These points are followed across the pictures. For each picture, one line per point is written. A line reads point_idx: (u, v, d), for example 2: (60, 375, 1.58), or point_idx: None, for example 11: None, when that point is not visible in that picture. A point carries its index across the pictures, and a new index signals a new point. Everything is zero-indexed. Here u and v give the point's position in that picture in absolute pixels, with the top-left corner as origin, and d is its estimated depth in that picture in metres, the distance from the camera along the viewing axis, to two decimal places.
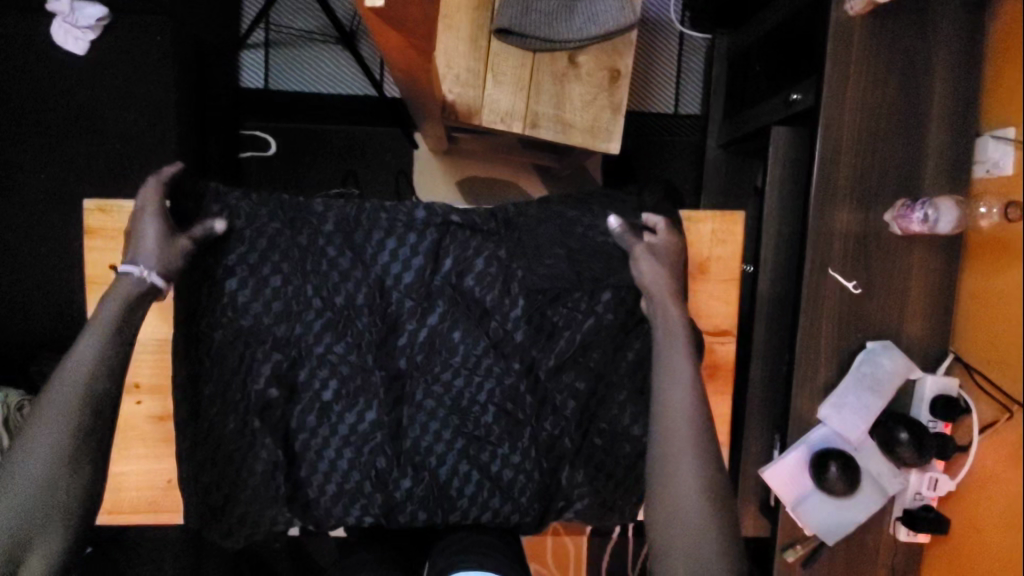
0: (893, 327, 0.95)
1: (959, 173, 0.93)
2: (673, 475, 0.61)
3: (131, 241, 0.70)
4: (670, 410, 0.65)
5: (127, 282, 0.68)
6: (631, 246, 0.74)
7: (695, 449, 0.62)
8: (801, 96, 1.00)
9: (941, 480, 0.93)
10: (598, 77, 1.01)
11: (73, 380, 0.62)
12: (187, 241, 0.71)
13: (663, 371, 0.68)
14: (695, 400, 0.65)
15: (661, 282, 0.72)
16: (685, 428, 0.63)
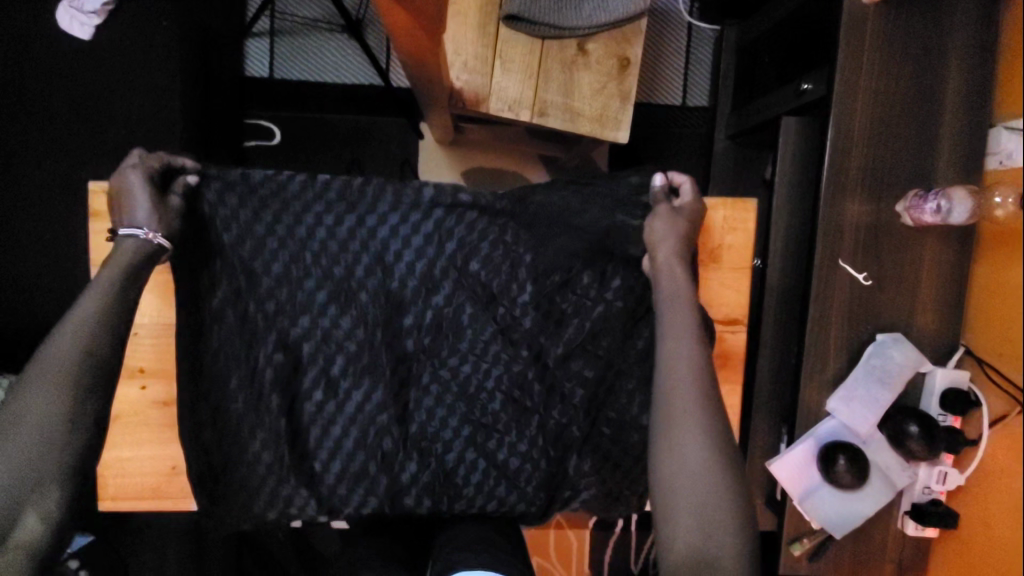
0: (904, 319, 0.95)
1: (972, 163, 0.92)
2: (675, 454, 0.58)
3: (120, 207, 0.66)
4: (672, 387, 0.61)
5: (129, 244, 0.64)
6: (655, 206, 0.73)
7: (699, 425, 0.59)
8: (812, 86, 0.99)
9: (950, 474, 0.92)
10: (608, 65, 1.00)
11: (74, 342, 0.56)
12: (176, 199, 0.69)
13: (666, 346, 0.64)
14: (698, 374, 0.61)
15: (673, 245, 0.70)
16: (687, 403, 0.60)
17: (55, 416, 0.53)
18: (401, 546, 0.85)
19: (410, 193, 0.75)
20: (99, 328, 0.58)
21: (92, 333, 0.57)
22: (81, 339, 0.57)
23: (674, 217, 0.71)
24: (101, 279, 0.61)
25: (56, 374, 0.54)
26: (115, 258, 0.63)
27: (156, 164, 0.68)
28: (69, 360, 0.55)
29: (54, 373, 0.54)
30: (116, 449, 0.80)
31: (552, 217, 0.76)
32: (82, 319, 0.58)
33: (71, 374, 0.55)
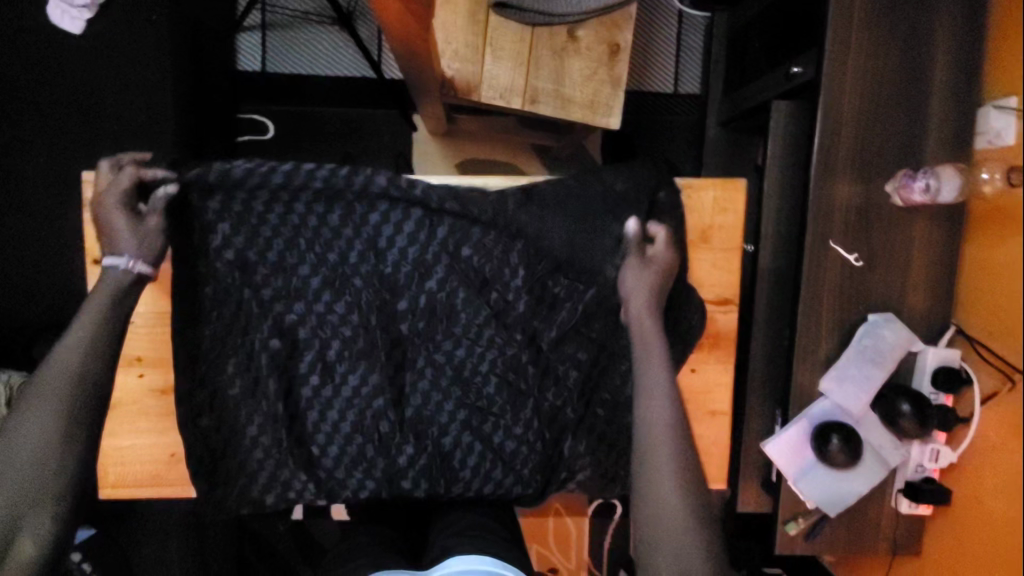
0: (894, 300, 0.96)
1: (961, 141, 0.92)
2: (656, 504, 0.59)
3: (103, 234, 0.68)
4: (651, 432, 0.62)
5: (113, 275, 0.67)
6: (626, 256, 0.73)
7: (678, 470, 0.60)
8: (801, 69, 0.99)
9: (942, 451, 0.93)
10: (598, 51, 1.01)
11: (70, 355, 0.61)
12: (155, 218, 0.69)
13: (642, 387, 0.64)
14: (674, 416, 0.62)
15: (643, 296, 0.70)
16: (666, 449, 0.61)
17: (50, 427, 0.58)
18: (403, 536, 0.87)
19: (404, 179, 0.74)
20: (90, 352, 0.62)
21: (84, 358, 0.62)
22: (74, 363, 0.61)
23: (645, 266, 0.72)
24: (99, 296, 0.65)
25: (54, 389, 0.59)
26: (101, 286, 0.66)
27: (127, 182, 0.68)
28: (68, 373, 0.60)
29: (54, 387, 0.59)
30: (115, 437, 0.81)
31: (545, 199, 0.76)
32: (75, 343, 0.62)
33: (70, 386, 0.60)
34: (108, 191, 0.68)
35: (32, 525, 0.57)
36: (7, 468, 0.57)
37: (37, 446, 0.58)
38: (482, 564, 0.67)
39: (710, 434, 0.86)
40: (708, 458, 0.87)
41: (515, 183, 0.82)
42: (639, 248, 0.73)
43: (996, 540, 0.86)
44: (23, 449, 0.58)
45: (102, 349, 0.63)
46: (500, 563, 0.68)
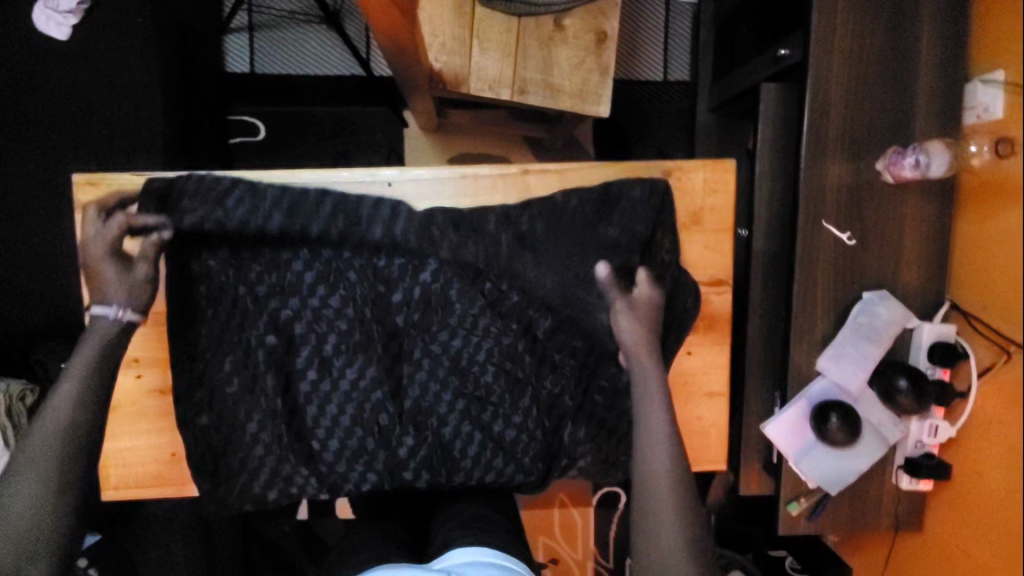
0: (888, 277, 0.96)
1: (949, 116, 0.92)
2: (654, 541, 0.62)
3: (92, 285, 0.71)
4: (652, 472, 0.65)
5: (102, 325, 0.70)
6: (613, 301, 0.75)
7: (677, 509, 0.63)
8: (788, 51, 1.00)
9: (941, 426, 0.93)
10: (585, 40, 1.01)
11: (79, 376, 0.66)
12: (144, 267, 0.73)
13: (644, 426, 0.67)
14: (675, 458, 0.65)
15: (634, 338, 0.73)
16: (666, 489, 0.64)
17: (59, 441, 0.63)
18: (405, 530, 0.87)
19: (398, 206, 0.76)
20: (77, 409, 0.64)
21: (70, 415, 0.64)
22: (62, 421, 0.63)
23: (630, 309, 0.75)
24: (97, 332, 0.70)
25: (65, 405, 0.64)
26: (90, 335, 0.70)
27: (116, 233, 0.72)
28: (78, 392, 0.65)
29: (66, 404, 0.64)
30: (115, 439, 0.81)
31: None
32: (60, 402, 0.64)
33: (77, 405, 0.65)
34: (95, 245, 0.72)
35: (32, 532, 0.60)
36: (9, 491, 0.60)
37: (45, 459, 0.62)
38: (483, 556, 0.69)
39: (709, 416, 0.87)
40: (708, 440, 0.88)
41: (504, 170, 0.81)
42: (621, 290, 0.76)
43: (997, 512, 0.86)
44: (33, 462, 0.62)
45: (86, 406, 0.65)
46: (501, 554, 0.72)
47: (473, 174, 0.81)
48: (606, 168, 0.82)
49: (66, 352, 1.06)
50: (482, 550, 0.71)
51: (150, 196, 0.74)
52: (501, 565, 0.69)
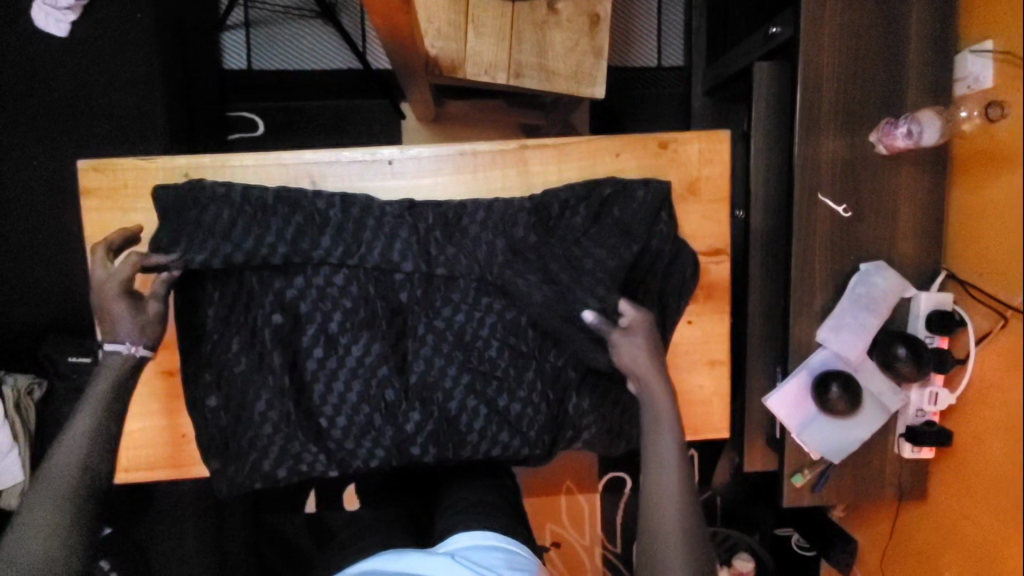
0: (885, 248, 0.97)
1: (941, 86, 0.93)
2: (659, 544, 0.63)
3: (104, 321, 0.73)
4: (660, 474, 0.66)
5: (116, 360, 0.73)
6: (614, 337, 0.74)
7: (682, 514, 0.64)
8: (780, 29, 1.01)
9: (941, 394, 0.94)
10: (579, 22, 1.02)
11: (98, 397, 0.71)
12: (155, 303, 0.75)
13: (653, 432, 0.69)
14: (681, 464, 0.67)
15: (639, 367, 0.72)
16: (671, 495, 0.65)
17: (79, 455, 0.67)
18: (410, 519, 0.88)
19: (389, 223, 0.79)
20: (90, 443, 0.68)
21: (91, 438, 0.68)
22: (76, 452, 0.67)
23: (626, 338, 0.74)
24: (112, 361, 0.73)
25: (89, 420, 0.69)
26: (103, 373, 0.72)
27: (129, 273, 0.73)
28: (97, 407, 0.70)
29: (86, 419, 0.69)
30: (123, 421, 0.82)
31: None
32: (78, 429, 0.68)
33: (98, 419, 0.69)
34: (109, 282, 0.73)
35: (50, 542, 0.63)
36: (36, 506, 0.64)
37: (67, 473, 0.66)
38: (483, 540, 0.71)
39: (711, 386, 0.88)
40: (711, 410, 0.89)
41: (503, 146, 0.82)
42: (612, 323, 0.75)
43: (997, 477, 0.87)
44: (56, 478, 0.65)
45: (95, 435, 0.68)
46: (503, 536, 0.74)
47: (472, 150, 0.82)
48: (603, 142, 0.83)
49: (72, 345, 1.07)
50: (486, 533, 0.73)
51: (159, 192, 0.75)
52: (504, 548, 0.71)
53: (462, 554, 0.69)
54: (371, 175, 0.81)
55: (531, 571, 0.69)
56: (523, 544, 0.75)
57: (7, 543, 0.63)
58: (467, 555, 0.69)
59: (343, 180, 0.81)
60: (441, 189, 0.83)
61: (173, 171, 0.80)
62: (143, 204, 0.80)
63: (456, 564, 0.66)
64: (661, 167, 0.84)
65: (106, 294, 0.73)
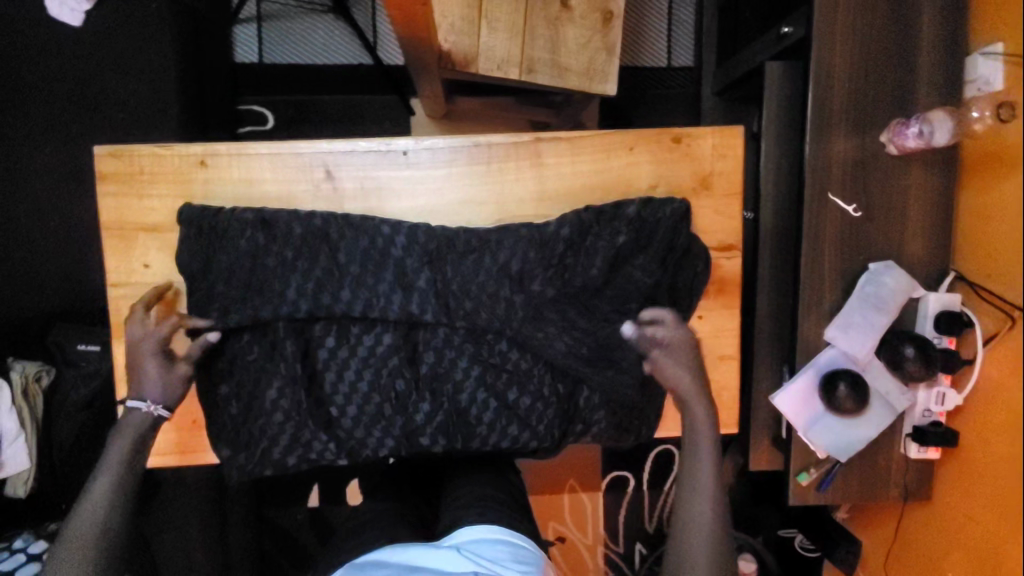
0: (894, 248, 0.98)
1: (952, 87, 0.94)
2: (689, 551, 0.71)
3: (134, 378, 0.78)
4: (695, 482, 0.75)
5: (136, 416, 0.76)
6: (650, 350, 0.78)
7: (711, 527, 0.72)
8: (792, 29, 1.01)
9: (948, 394, 0.94)
10: (592, 19, 1.02)
11: (131, 425, 0.76)
12: (183, 366, 0.78)
13: (690, 449, 0.77)
14: (714, 481, 0.75)
15: (679, 387, 0.78)
16: (704, 508, 0.73)
17: (118, 471, 0.72)
18: (413, 510, 0.88)
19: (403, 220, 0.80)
20: (114, 497, 0.70)
21: (129, 454, 0.74)
22: (97, 517, 0.69)
23: (667, 353, 0.78)
24: (133, 416, 0.76)
25: (128, 437, 0.75)
26: (125, 426, 0.76)
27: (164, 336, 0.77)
28: (133, 427, 0.75)
29: (122, 439, 0.74)
30: None
31: None
32: (117, 447, 0.74)
33: (134, 438, 0.75)
34: (144, 340, 0.77)
35: (80, 550, 0.67)
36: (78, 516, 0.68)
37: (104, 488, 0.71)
38: (493, 533, 0.71)
39: (719, 381, 0.88)
40: (720, 405, 0.90)
41: (517, 139, 0.83)
42: (652, 336, 0.78)
43: (1000, 478, 0.87)
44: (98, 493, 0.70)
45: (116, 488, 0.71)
46: (511, 530, 0.74)
47: (486, 142, 0.83)
48: (616, 136, 0.83)
49: (80, 332, 1.08)
50: (491, 527, 0.73)
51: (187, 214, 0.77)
52: (511, 542, 0.71)
53: (468, 549, 0.69)
54: (385, 165, 0.82)
55: (537, 566, 0.68)
56: (530, 539, 0.75)
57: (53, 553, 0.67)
58: (473, 549, 0.69)
59: (357, 170, 0.82)
60: (455, 181, 0.83)
61: (188, 158, 0.80)
62: (158, 191, 0.81)
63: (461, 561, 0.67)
64: (673, 162, 0.84)
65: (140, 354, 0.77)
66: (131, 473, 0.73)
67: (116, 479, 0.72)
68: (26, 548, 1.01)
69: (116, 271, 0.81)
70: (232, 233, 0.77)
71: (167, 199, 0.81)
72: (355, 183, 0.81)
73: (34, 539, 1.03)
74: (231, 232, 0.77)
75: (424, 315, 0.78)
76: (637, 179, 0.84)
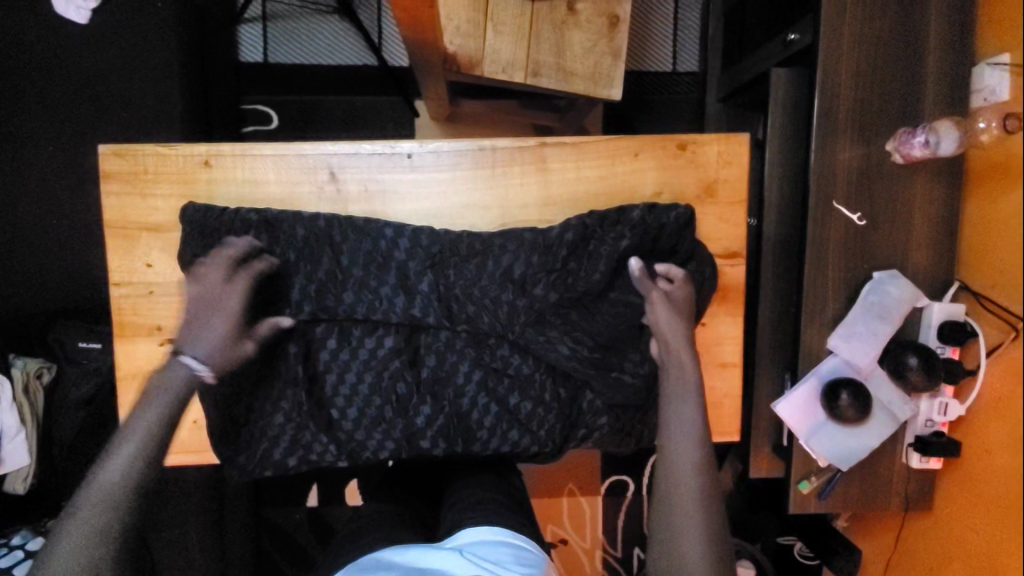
0: (899, 257, 0.97)
1: (958, 97, 0.93)
2: (678, 533, 0.63)
3: (194, 331, 0.70)
4: (673, 461, 0.67)
5: (181, 373, 0.66)
6: (648, 292, 0.77)
7: (697, 506, 0.64)
8: (799, 36, 1.01)
9: (950, 405, 0.94)
10: (598, 24, 1.02)
11: (170, 390, 0.65)
12: (251, 342, 0.73)
13: (665, 423, 0.70)
14: (695, 453, 0.67)
15: (670, 337, 0.76)
16: (686, 483, 0.65)
17: (147, 445, 0.62)
18: (413, 513, 0.88)
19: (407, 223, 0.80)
20: (139, 477, 0.60)
21: (162, 425, 0.63)
22: (114, 501, 0.59)
23: (667, 299, 0.77)
24: (175, 375, 0.66)
25: (163, 404, 0.64)
26: (165, 382, 0.66)
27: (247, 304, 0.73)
28: (171, 394, 0.65)
29: (156, 405, 0.64)
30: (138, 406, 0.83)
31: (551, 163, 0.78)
32: (151, 414, 0.63)
33: (169, 407, 0.64)
34: (228, 298, 0.72)
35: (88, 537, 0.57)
36: (93, 492, 0.58)
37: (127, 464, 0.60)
38: (493, 534, 0.71)
39: (722, 389, 0.88)
40: (721, 413, 0.89)
41: (522, 143, 0.83)
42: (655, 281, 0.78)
43: (999, 490, 0.86)
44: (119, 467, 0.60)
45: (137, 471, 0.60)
46: (511, 531, 0.74)
47: (491, 146, 0.82)
48: (621, 141, 0.83)
49: (82, 329, 1.08)
50: (491, 529, 0.73)
51: (189, 214, 0.78)
52: (512, 543, 0.71)
53: (469, 551, 0.69)
54: (389, 168, 0.82)
55: (539, 568, 0.68)
56: (532, 541, 0.75)
57: (59, 534, 0.57)
58: (475, 551, 0.69)
59: (361, 172, 0.82)
60: (458, 185, 0.83)
61: (192, 158, 0.80)
62: (163, 191, 0.81)
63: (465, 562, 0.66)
64: (678, 169, 0.84)
65: (215, 307, 0.71)
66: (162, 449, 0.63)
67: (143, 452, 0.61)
68: (25, 545, 1.01)
69: (117, 271, 0.81)
70: (235, 233, 0.77)
71: (171, 199, 0.81)
72: (359, 186, 0.81)
73: (33, 535, 1.03)
74: (234, 233, 0.77)
75: (426, 317, 0.79)
76: (642, 186, 0.84)
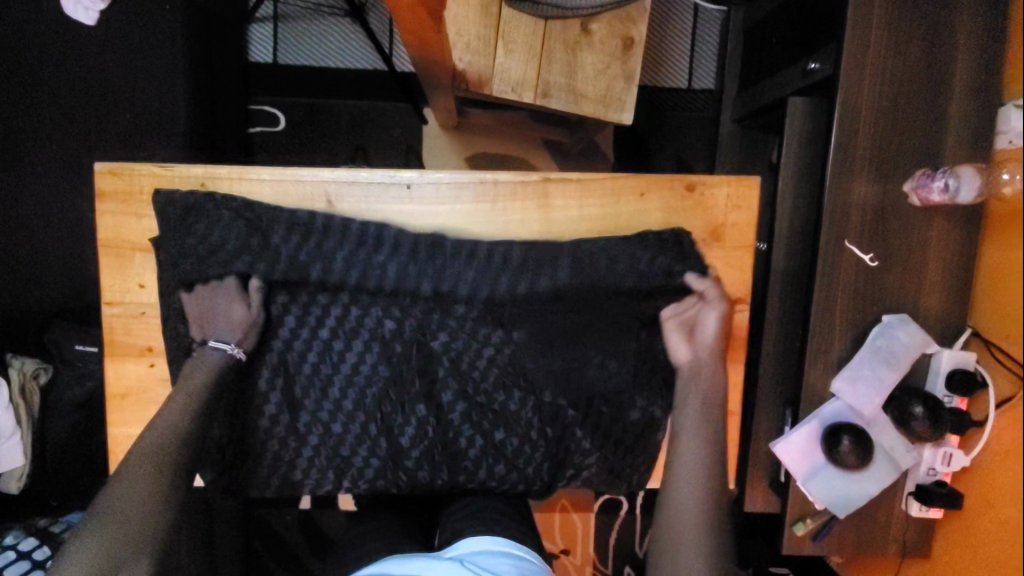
0: (910, 302, 0.95)
1: (984, 138, 0.90)
2: (679, 554, 0.68)
3: (212, 323, 0.78)
4: (679, 476, 0.73)
5: (214, 357, 0.77)
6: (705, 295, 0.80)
7: (699, 534, 0.69)
8: (819, 65, 0.97)
9: (955, 455, 0.91)
10: (611, 45, 1.00)
11: (200, 373, 0.75)
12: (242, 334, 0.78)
13: (676, 452, 0.75)
14: (703, 483, 0.72)
15: (703, 358, 0.79)
16: (690, 513, 0.70)
17: (177, 418, 0.71)
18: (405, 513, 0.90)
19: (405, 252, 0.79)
20: (171, 435, 0.70)
21: (197, 402, 0.73)
22: (151, 457, 0.68)
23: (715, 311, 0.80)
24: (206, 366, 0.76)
25: (192, 386, 0.74)
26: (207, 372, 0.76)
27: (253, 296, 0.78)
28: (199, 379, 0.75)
29: (187, 389, 0.74)
30: (127, 425, 0.82)
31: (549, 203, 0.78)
32: (188, 391, 0.74)
33: (200, 394, 0.74)
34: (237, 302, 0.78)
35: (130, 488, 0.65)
36: (137, 453, 0.68)
37: (162, 432, 0.70)
38: (495, 546, 0.69)
39: None
40: None
41: (526, 178, 0.80)
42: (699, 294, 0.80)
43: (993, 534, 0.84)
44: (158, 435, 0.70)
45: (180, 442, 0.70)
46: (514, 543, 0.71)
47: (493, 179, 0.80)
48: (627, 180, 0.81)
49: (78, 332, 1.08)
50: (494, 539, 0.71)
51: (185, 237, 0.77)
52: (515, 556, 0.68)
53: (471, 561, 0.65)
54: (388, 198, 0.80)
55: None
56: (534, 552, 0.73)
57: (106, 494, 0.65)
58: (475, 561, 0.65)
59: (359, 201, 0.80)
60: (458, 218, 0.81)
61: (188, 180, 0.79)
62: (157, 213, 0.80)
63: (465, 568, 0.63)
64: (684, 211, 0.82)
65: (226, 305, 0.78)
66: (195, 429, 0.72)
67: (175, 425, 0.71)
68: (16, 546, 0.99)
69: (111, 289, 0.80)
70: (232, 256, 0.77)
71: None
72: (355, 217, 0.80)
73: (25, 536, 1.01)
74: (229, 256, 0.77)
75: (411, 335, 0.80)
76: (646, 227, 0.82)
